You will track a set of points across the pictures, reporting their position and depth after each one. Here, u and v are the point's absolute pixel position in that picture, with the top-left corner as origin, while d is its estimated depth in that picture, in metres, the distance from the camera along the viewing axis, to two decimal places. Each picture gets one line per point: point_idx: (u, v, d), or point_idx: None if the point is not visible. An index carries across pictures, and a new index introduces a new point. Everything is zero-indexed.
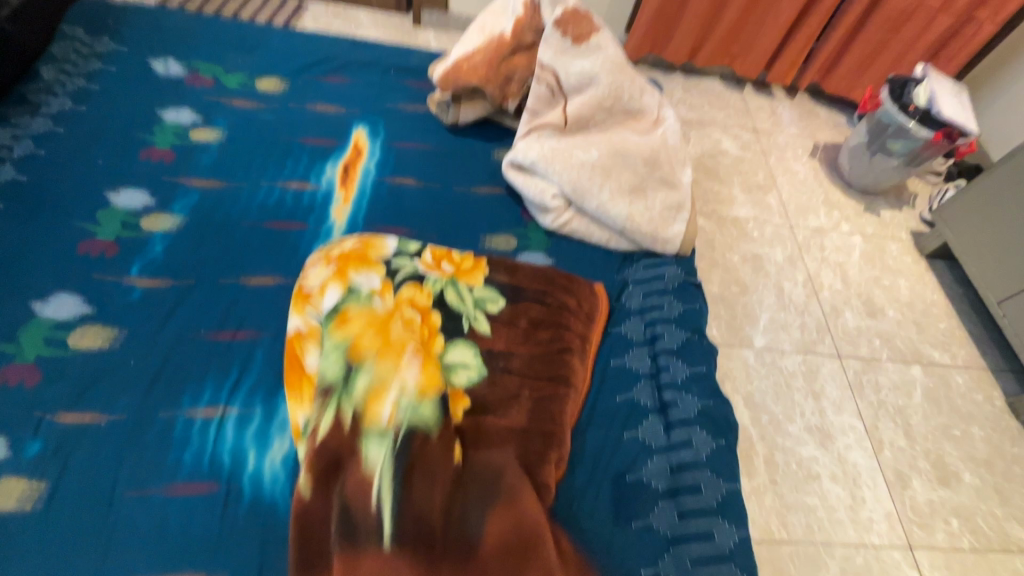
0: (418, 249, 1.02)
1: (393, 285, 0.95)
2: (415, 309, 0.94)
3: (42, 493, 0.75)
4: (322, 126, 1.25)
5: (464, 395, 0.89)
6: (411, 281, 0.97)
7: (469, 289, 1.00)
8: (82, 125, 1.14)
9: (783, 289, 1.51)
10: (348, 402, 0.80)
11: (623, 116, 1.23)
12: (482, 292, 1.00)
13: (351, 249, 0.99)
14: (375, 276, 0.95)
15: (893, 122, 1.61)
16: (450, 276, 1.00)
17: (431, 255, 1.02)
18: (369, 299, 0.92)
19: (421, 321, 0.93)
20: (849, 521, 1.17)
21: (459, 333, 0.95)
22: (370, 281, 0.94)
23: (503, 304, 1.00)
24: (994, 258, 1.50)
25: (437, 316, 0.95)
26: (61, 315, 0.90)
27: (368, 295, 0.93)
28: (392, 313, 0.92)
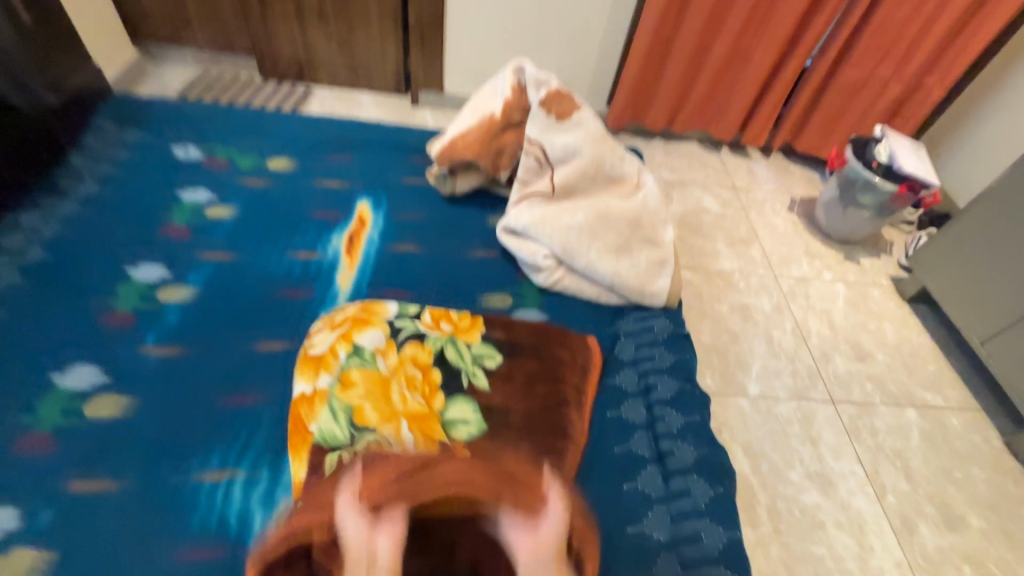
0: (418, 311, 1.09)
1: (396, 344, 1.02)
2: (418, 367, 1.01)
3: (51, 563, 0.76)
4: (329, 200, 1.35)
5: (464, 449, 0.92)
6: (413, 340, 1.04)
7: (469, 347, 1.05)
8: (107, 207, 1.23)
9: (772, 336, 1.56)
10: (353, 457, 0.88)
11: (607, 183, 1.33)
12: (480, 349, 1.06)
13: (353, 314, 1.06)
14: (378, 336, 1.02)
15: (860, 177, 1.73)
16: (449, 335, 1.06)
17: (430, 316, 1.09)
18: (373, 359, 0.99)
19: (421, 378, 0.99)
20: (859, 571, 1.15)
21: (460, 389, 0.99)
22: (374, 340, 1.02)
23: (501, 359, 1.05)
24: (971, 300, 1.56)
25: (437, 373, 1.01)
26: (78, 384, 0.94)
27: (372, 355, 0.99)
28: (395, 372, 0.99)
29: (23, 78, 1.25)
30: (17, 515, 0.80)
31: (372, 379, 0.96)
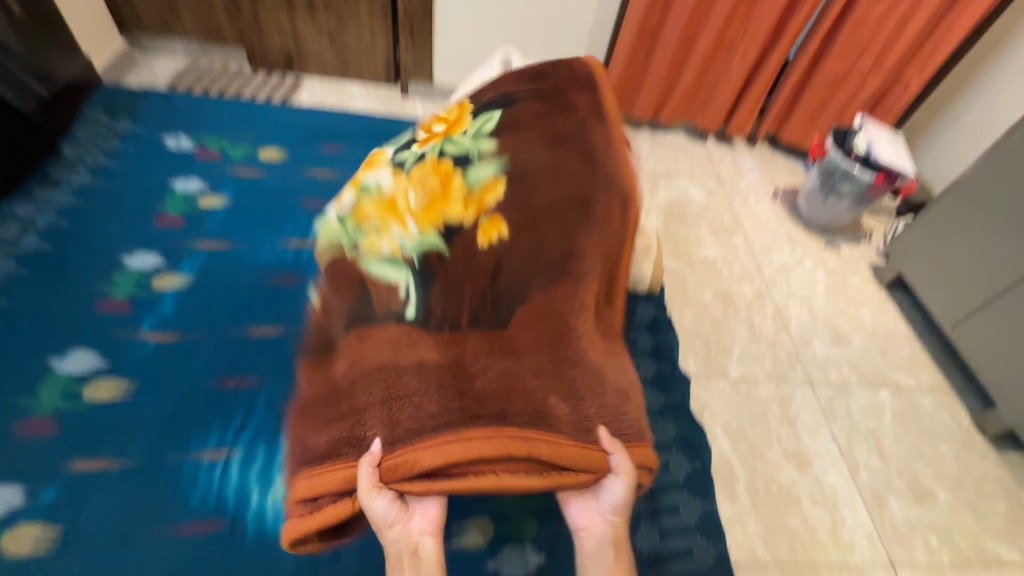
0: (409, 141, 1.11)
1: (403, 172, 1.04)
2: (429, 165, 1.01)
3: (56, 538, 0.80)
4: (320, 190, 1.38)
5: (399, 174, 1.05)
6: (416, 162, 1.04)
7: (462, 138, 1.05)
8: (100, 197, 1.25)
9: (753, 322, 1.62)
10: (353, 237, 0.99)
11: None
12: (473, 132, 1.05)
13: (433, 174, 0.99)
14: (383, 172, 1.06)
15: (838, 168, 1.78)
16: (442, 139, 1.06)
17: (424, 131, 1.13)
18: (376, 188, 1.03)
19: (432, 172, 1.00)
20: (831, 542, 1.21)
21: (470, 163, 0.98)
22: (380, 177, 1.05)
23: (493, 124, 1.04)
24: (943, 286, 1.62)
25: (443, 171, 0.99)
26: (78, 369, 0.97)
27: (376, 186, 1.04)
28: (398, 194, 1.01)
29: (18, 70, 1.28)
30: (21, 493, 0.83)
31: (380, 203, 1.01)
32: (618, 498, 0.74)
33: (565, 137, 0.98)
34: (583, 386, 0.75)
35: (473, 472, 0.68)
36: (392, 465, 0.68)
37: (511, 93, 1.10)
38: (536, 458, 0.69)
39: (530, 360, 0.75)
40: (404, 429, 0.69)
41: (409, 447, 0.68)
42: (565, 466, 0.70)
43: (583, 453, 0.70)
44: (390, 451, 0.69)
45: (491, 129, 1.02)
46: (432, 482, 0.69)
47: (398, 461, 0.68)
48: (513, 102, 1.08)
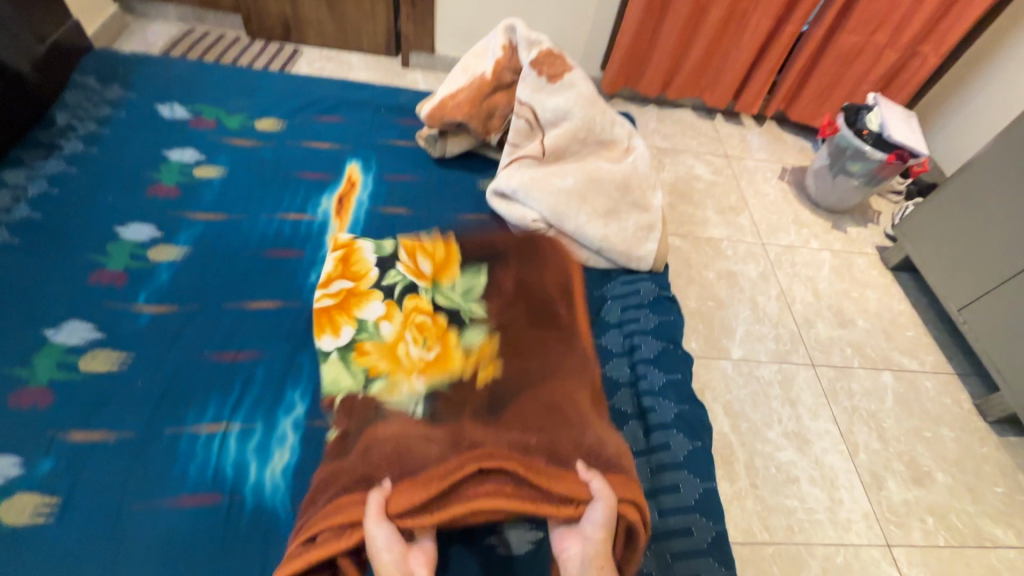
0: (394, 250, 1.12)
1: (397, 301, 1.04)
2: (424, 313, 1.04)
3: (54, 508, 0.79)
4: (318, 162, 1.35)
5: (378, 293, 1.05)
6: (408, 292, 1.06)
7: (452, 280, 1.11)
8: (93, 166, 1.22)
9: (757, 302, 1.60)
10: (363, 386, 0.93)
11: (596, 146, 1.33)
12: (462, 276, 1.12)
13: (434, 322, 1.03)
14: (379, 304, 1.03)
15: (851, 145, 1.73)
16: (430, 274, 1.11)
17: (407, 254, 1.12)
18: (378, 330, 1.00)
19: (430, 323, 1.03)
20: (828, 521, 1.21)
21: (466, 322, 1.05)
22: (376, 311, 1.02)
23: (483, 274, 1.13)
24: (951, 269, 1.60)
25: (442, 316, 1.05)
26: (72, 340, 0.95)
27: (377, 325, 1.01)
28: (401, 337, 0.99)
29: (15, 34, 1.25)
30: (16, 463, 0.82)
31: (384, 348, 0.98)
32: (603, 515, 0.73)
33: (544, 287, 1.11)
34: (568, 437, 0.85)
35: (472, 497, 0.73)
36: (400, 492, 0.73)
37: (492, 237, 1.19)
38: (529, 483, 0.75)
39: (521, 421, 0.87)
40: (410, 466, 0.76)
41: (415, 478, 0.74)
42: (556, 492, 0.75)
43: (569, 480, 0.76)
44: (400, 483, 0.74)
45: (479, 262, 1.15)
46: (434, 510, 0.73)
47: (405, 491, 0.73)
48: (498, 244, 1.18)
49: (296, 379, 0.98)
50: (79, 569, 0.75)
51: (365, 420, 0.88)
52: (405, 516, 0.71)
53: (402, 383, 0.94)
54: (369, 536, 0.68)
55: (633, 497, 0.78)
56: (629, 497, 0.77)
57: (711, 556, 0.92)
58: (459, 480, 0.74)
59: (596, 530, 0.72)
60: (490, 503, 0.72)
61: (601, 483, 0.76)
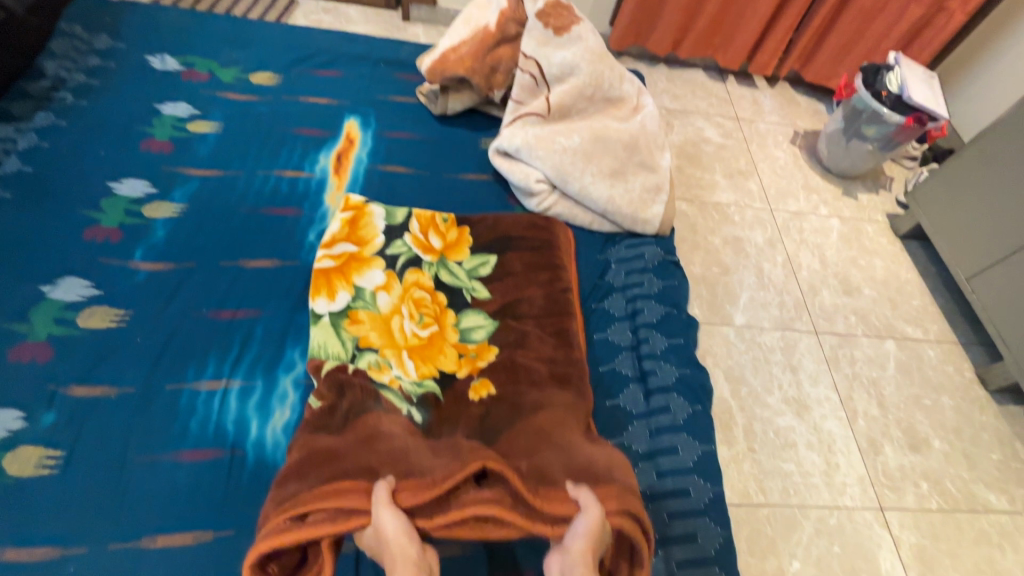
0: (404, 222, 1.11)
1: (397, 273, 1.04)
2: (424, 290, 1.03)
3: (58, 461, 0.80)
4: (316, 118, 1.30)
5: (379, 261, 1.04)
6: (411, 266, 1.05)
7: (459, 264, 1.09)
8: (84, 119, 1.18)
9: (762, 269, 1.58)
10: (352, 356, 0.92)
11: (604, 104, 1.30)
12: (471, 262, 1.10)
13: (434, 305, 1.02)
14: (378, 274, 1.03)
15: (867, 108, 1.66)
16: (439, 252, 1.09)
17: (418, 226, 1.11)
18: (374, 300, 0.99)
19: (429, 301, 1.02)
20: (824, 485, 1.23)
21: (465, 305, 1.04)
22: (374, 280, 1.01)
23: (491, 265, 1.10)
24: (963, 238, 1.56)
25: (442, 297, 1.04)
26: (70, 296, 0.94)
27: (373, 295, 1.00)
28: (397, 309, 0.99)
29: None
30: (19, 417, 0.82)
31: (377, 318, 0.97)
32: (585, 525, 0.67)
33: (552, 295, 1.07)
34: (565, 453, 0.80)
35: (472, 504, 0.69)
36: (402, 488, 0.69)
37: (507, 232, 1.14)
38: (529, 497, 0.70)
39: (523, 435, 0.86)
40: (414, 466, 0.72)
41: (419, 477, 0.70)
42: (552, 510, 0.70)
43: (562, 498, 0.71)
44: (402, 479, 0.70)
45: (489, 249, 1.12)
46: (432, 515, 0.69)
47: (408, 489, 0.69)
48: (510, 242, 1.13)
49: (295, 338, 0.98)
50: (85, 519, 0.76)
51: (357, 401, 0.83)
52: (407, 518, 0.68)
53: (391, 357, 0.93)
54: (380, 524, 0.64)
55: (628, 507, 0.72)
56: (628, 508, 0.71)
57: (707, 516, 0.93)
58: (460, 482, 0.70)
59: (579, 538, 0.66)
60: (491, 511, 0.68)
61: (589, 495, 0.70)
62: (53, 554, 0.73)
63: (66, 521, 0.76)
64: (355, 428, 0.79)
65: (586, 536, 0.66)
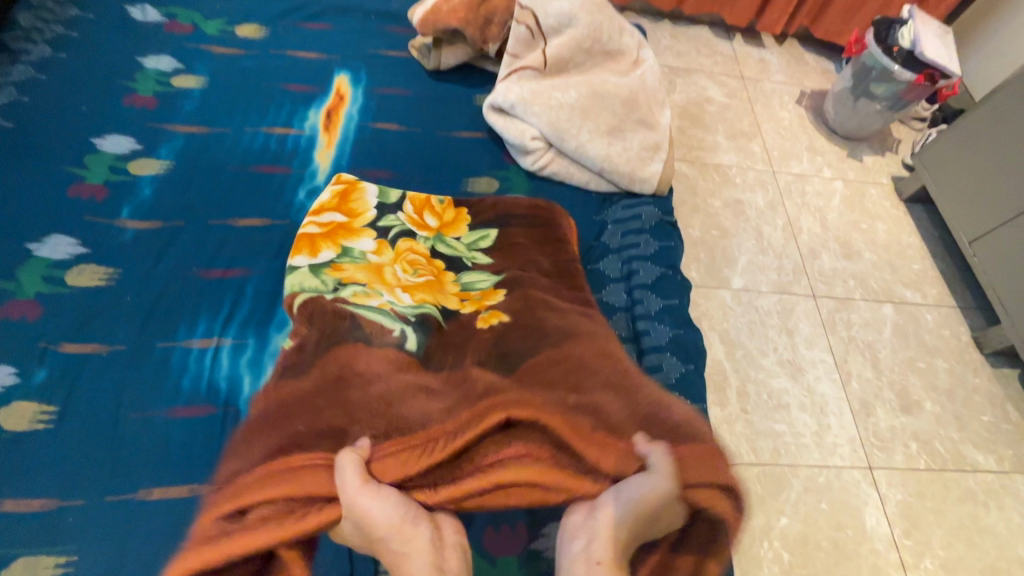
0: (399, 201, 1.07)
1: (389, 242, 1.01)
2: (419, 255, 1.01)
3: (52, 416, 0.81)
4: (304, 73, 1.26)
5: (368, 232, 1.01)
6: (405, 235, 1.03)
7: (458, 238, 1.06)
8: (64, 73, 1.14)
9: (762, 233, 1.56)
10: (337, 292, 0.92)
11: (603, 57, 1.26)
12: (471, 236, 1.07)
13: (428, 263, 1.00)
14: (368, 240, 1.00)
15: (877, 65, 1.60)
16: (437, 229, 1.06)
17: (413, 208, 1.07)
18: (363, 257, 0.98)
19: (425, 262, 1.00)
20: (814, 445, 1.24)
21: (465, 267, 1.02)
22: (365, 245, 0.99)
23: (493, 238, 1.08)
24: (968, 200, 1.52)
25: (440, 262, 1.02)
26: (57, 254, 0.93)
27: (363, 253, 0.98)
28: (389, 265, 0.98)
29: None
30: (11, 373, 0.82)
31: (366, 268, 0.96)
32: (637, 490, 0.74)
33: (556, 262, 1.06)
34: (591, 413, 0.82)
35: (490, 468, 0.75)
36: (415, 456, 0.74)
37: (505, 207, 1.12)
38: (563, 449, 0.79)
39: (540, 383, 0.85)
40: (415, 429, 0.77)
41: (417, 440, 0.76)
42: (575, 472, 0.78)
43: (593, 461, 0.78)
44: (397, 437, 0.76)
45: (490, 223, 1.10)
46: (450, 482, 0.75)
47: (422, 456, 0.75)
48: (509, 217, 1.11)
49: None
50: (81, 473, 0.78)
51: (335, 324, 0.87)
52: (406, 482, 0.74)
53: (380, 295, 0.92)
54: (364, 509, 0.69)
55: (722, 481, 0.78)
56: (706, 479, 0.77)
57: None
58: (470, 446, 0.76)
59: (615, 502, 0.73)
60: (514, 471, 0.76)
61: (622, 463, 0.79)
62: (52, 505, 0.75)
63: (63, 475, 0.77)
64: (320, 369, 0.84)
65: (621, 502, 0.73)
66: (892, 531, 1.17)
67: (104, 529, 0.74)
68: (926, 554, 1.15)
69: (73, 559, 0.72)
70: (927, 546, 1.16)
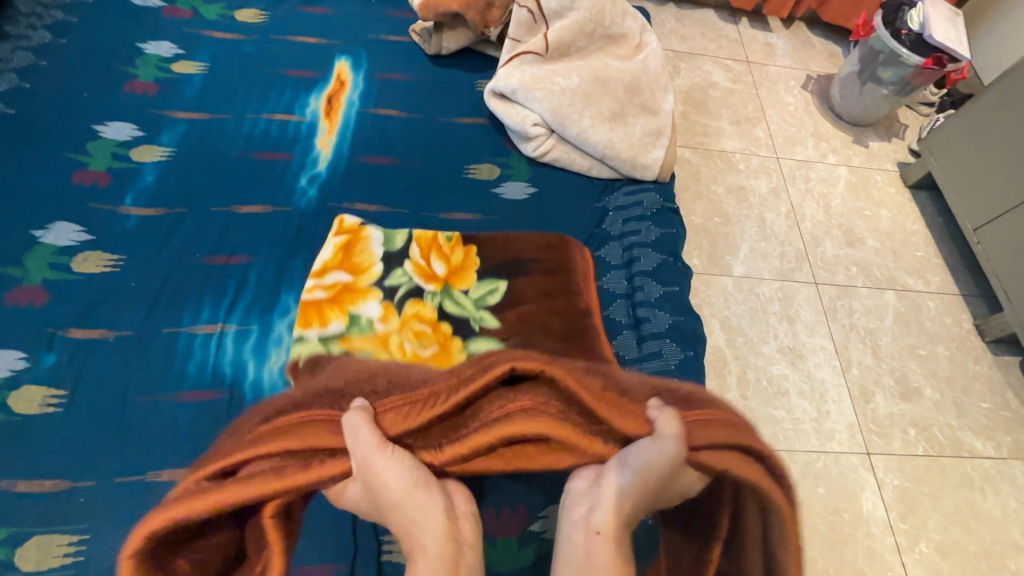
0: (405, 247, 1.01)
1: (394, 306, 0.94)
2: (425, 322, 0.93)
3: (61, 400, 0.82)
4: (305, 59, 1.25)
5: (373, 290, 0.95)
6: (411, 297, 0.96)
7: (466, 293, 0.98)
8: (64, 59, 1.14)
9: (765, 220, 1.56)
10: None
11: (605, 42, 1.25)
12: (479, 290, 0.99)
13: (436, 332, 0.93)
14: (374, 303, 0.94)
15: (885, 49, 1.58)
16: (444, 283, 0.98)
17: (419, 251, 1.00)
18: (370, 327, 0.91)
19: (431, 331, 0.93)
20: (813, 431, 1.25)
21: (473, 334, 0.94)
22: (371, 309, 0.93)
23: (502, 292, 0.99)
24: (974, 187, 1.51)
25: (447, 325, 0.94)
26: (62, 241, 0.94)
27: (369, 323, 0.91)
28: (394, 338, 0.91)
29: None
30: (21, 358, 0.84)
31: (372, 344, 0.89)
32: (643, 456, 0.64)
33: (571, 322, 0.96)
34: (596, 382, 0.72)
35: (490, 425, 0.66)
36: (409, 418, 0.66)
37: (518, 254, 1.03)
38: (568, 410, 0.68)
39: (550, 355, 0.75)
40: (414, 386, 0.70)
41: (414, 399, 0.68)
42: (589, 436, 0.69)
43: (611, 415, 0.67)
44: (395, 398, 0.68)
45: (500, 270, 1.01)
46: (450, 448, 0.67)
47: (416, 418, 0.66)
48: (523, 266, 1.02)
49: (289, 283, 0.98)
50: (92, 454, 0.79)
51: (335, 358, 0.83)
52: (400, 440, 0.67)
53: None
54: (379, 473, 0.62)
55: (738, 443, 0.63)
56: (719, 441, 0.63)
57: None
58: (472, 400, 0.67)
59: (627, 471, 0.65)
60: (520, 429, 0.65)
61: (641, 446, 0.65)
62: (64, 486, 0.77)
63: (74, 456, 0.79)
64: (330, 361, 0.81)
65: (635, 471, 0.64)
66: (889, 515, 1.18)
67: (114, 510, 0.76)
68: (921, 538, 1.17)
69: (85, 538, 0.74)
70: (923, 530, 1.18)
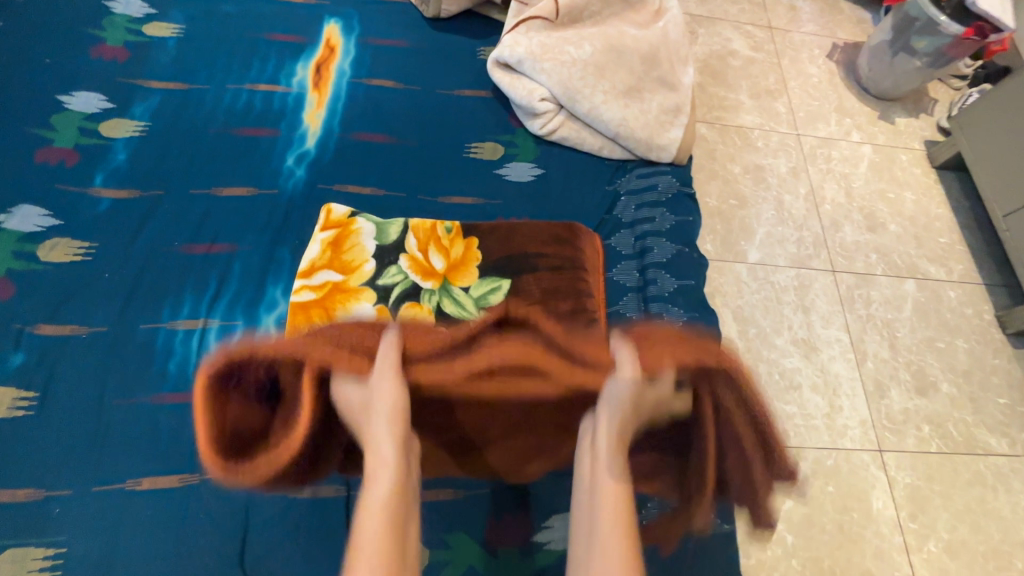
0: (399, 240, 0.93)
1: (388, 309, 0.87)
2: None
3: (32, 403, 0.77)
4: (291, 21, 1.14)
5: (364, 291, 0.88)
6: (407, 298, 0.88)
7: (465, 291, 0.91)
8: (23, 19, 1.03)
9: (783, 202, 1.48)
10: None
11: (620, 6, 1.14)
12: (479, 288, 0.92)
13: None
14: (366, 309, 0.86)
15: (923, 16, 1.45)
16: (441, 280, 0.91)
17: (416, 241, 0.93)
18: None
19: None
20: (824, 427, 1.21)
21: None
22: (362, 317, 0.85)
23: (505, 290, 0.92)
24: (1006, 170, 1.42)
25: None
26: (26, 226, 0.86)
27: None
28: None
29: None
30: None
31: None
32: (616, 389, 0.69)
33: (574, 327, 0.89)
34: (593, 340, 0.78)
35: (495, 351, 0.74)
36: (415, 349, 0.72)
37: (523, 249, 0.95)
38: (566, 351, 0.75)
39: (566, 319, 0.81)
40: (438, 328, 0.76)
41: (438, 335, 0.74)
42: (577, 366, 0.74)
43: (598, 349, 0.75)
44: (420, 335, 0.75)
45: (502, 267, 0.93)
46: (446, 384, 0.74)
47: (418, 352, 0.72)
48: (526, 263, 0.94)
49: (276, 274, 0.91)
50: (66, 461, 0.74)
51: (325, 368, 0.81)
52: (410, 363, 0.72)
53: None
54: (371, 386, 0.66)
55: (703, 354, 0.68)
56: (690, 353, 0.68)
57: None
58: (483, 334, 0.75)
59: (611, 402, 0.69)
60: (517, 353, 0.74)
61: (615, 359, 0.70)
62: (37, 496, 0.72)
63: (47, 463, 0.74)
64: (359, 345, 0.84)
65: (616, 407, 0.68)
66: (898, 514, 1.16)
67: (93, 521, 0.72)
68: (929, 537, 1.14)
69: (62, 550, 0.70)
70: (932, 529, 1.15)
